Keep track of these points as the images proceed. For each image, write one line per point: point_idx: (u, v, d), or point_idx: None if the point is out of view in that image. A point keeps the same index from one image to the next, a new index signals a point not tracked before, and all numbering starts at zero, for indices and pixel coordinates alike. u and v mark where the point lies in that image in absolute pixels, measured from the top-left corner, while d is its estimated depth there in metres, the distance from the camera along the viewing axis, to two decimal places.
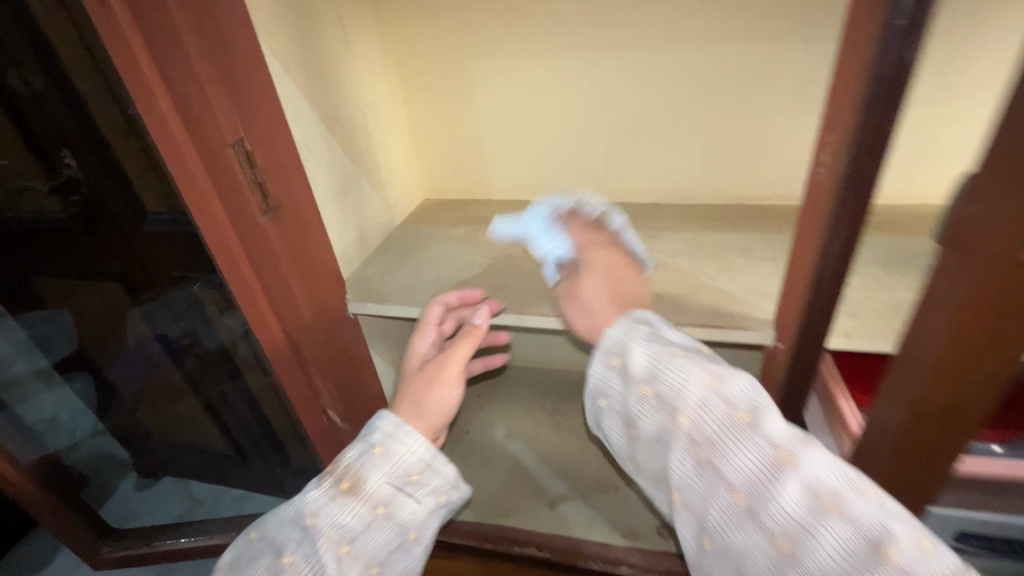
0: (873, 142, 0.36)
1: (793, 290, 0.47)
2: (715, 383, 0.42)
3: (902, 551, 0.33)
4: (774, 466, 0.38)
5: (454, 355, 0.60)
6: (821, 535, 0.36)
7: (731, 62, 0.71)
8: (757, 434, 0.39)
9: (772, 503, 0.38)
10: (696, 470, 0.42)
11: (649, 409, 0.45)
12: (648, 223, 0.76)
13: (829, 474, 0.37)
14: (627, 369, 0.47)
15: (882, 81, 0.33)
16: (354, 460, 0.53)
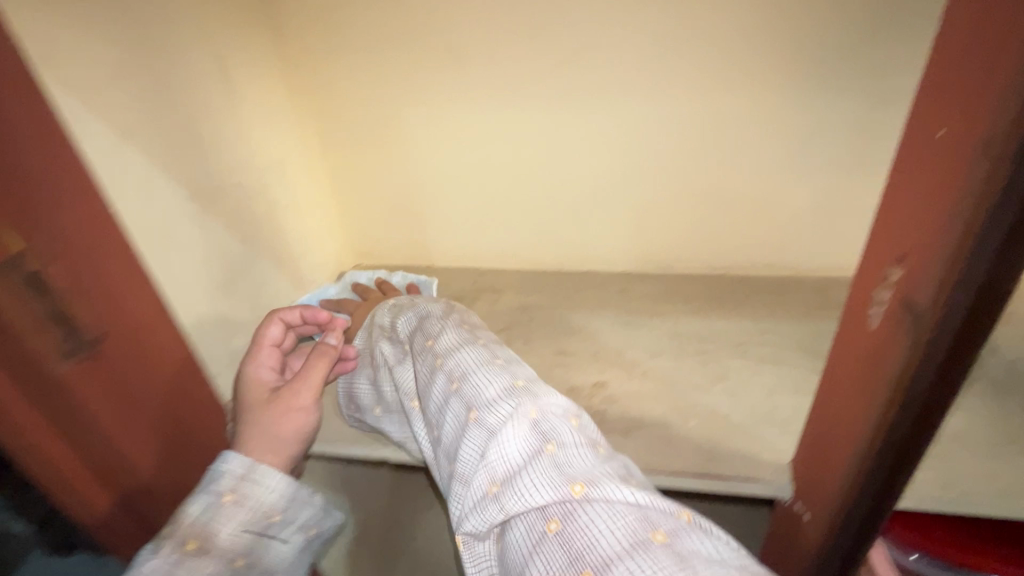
0: (984, 302, 0.23)
1: (830, 457, 0.34)
2: (427, 325, 0.45)
3: (484, 405, 0.34)
4: (447, 388, 0.38)
5: (310, 372, 0.45)
6: (450, 417, 0.36)
7: (716, 116, 0.58)
8: (425, 351, 0.42)
9: (429, 401, 0.39)
10: (400, 391, 0.44)
11: (386, 362, 0.47)
12: (621, 304, 0.63)
13: (457, 359, 0.39)
14: (373, 332, 0.51)
15: (1005, 221, 0.21)
16: (194, 517, 0.35)
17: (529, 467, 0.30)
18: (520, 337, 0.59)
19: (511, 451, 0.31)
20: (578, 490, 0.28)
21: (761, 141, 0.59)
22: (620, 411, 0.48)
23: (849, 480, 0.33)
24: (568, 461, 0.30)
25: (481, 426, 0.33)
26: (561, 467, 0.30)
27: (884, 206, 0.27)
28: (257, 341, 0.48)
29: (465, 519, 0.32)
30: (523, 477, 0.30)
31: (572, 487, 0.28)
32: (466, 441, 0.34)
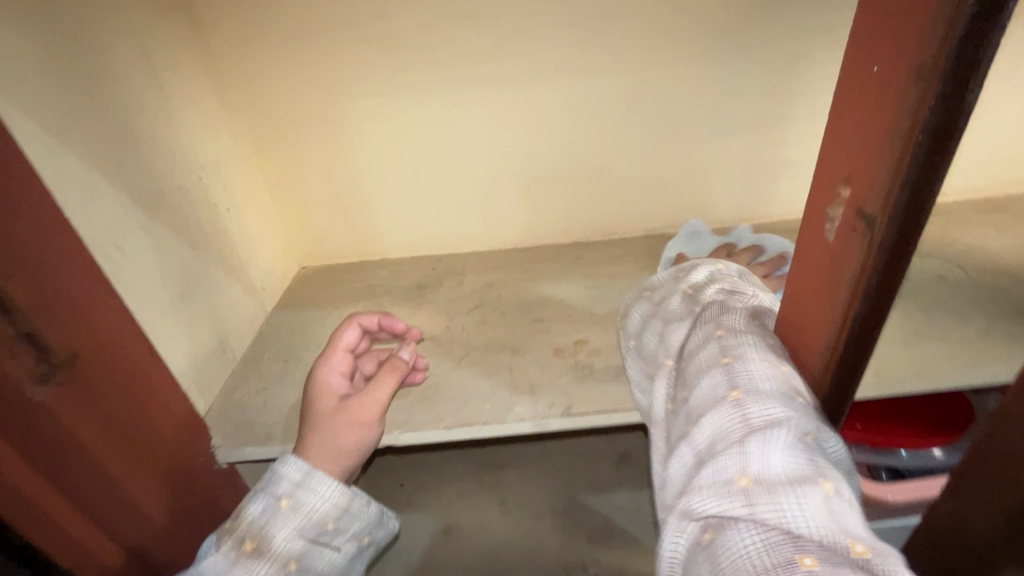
0: (914, 198, 0.29)
1: (799, 363, 0.40)
2: (730, 301, 0.42)
3: (753, 394, 0.33)
4: (719, 362, 0.36)
5: (383, 385, 0.48)
6: (708, 385, 0.35)
7: (646, 89, 0.64)
8: (711, 313, 0.41)
9: (691, 361, 0.38)
10: (659, 344, 0.43)
11: (675, 307, 0.44)
12: (580, 271, 0.67)
13: (739, 338, 0.37)
14: (665, 277, 0.50)
15: (932, 128, 0.26)
16: (258, 518, 0.41)
17: (796, 484, 0.28)
18: (494, 313, 0.61)
19: (775, 458, 0.30)
20: (858, 549, 0.25)
21: (686, 107, 0.65)
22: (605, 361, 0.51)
23: (819, 378, 0.38)
24: (842, 510, 0.27)
25: (746, 421, 0.32)
26: (835, 512, 0.27)
27: (829, 138, 0.33)
28: (335, 343, 0.50)
29: (687, 495, 0.31)
30: (786, 497, 0.28)
31: (852, 542, 0.25)
32: (725, 418, 0.33)
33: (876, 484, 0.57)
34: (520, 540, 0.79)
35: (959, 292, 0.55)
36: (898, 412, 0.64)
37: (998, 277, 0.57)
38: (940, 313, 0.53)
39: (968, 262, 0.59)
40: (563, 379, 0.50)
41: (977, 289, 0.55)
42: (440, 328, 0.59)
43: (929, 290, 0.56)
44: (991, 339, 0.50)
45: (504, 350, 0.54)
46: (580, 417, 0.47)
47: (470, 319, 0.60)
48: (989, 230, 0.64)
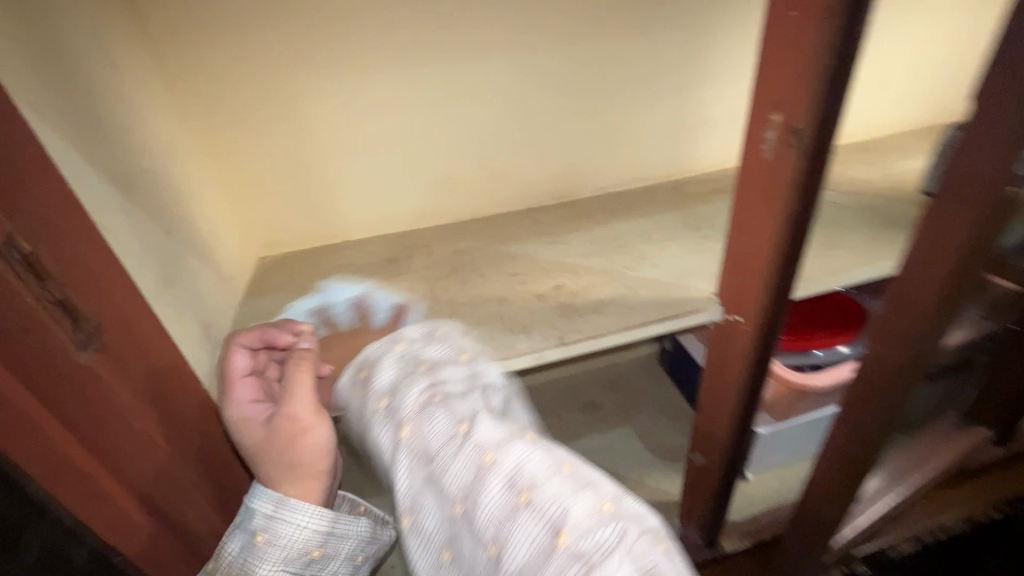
0: (830, 113, 0.38)
1: (750, 266, 0.48)
2: (457, 430, 0.34)
3: (580, 537, 0.29)
4: (512, 497, 0.31)
5: (296, 389, 0.42)
6: (525, 533, 0.30)
7: (583, 59, 0.70)
8: (466, 441, 0.33)
9: (478, 505, 0.31)
10: (418, 476, 0.34)
11: (411, 423, 0.35)
12: (541, 231, 0.73)
13: (508, 456, 0.32)
14: (370, 386, 0.39)
15: (840, 54, 0.35)
16: (234, 557, 0.40)
17: None
18: (472, 274, 0.65)
19: None
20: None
21: (619, 75, 0.72)
22: (584, 299, 0.58)
23: (769, 272, 0.47)
24: None
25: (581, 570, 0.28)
26: None
27: (755, 76, 0.40)
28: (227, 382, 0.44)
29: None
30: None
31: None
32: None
33: (804, 376, 0.69)
34: None
35: (850, 212, 0.68)
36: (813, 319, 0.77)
37: (876, 198, 0.71)
38: (841, 228, 0.65)
39: (852, 189, 0.73)
40: (551, 318, 0.56)
41: (862, 208, 0.69)
42: (425, 292, 0.62)
43: (829, 212, 0.68)
44: (879, 244, 0.62)
45: (490, 303, 0.59)
46: (573, 345, 0.53)
47: (451, 282, 0.63)
48: (864, 165, 0.79)
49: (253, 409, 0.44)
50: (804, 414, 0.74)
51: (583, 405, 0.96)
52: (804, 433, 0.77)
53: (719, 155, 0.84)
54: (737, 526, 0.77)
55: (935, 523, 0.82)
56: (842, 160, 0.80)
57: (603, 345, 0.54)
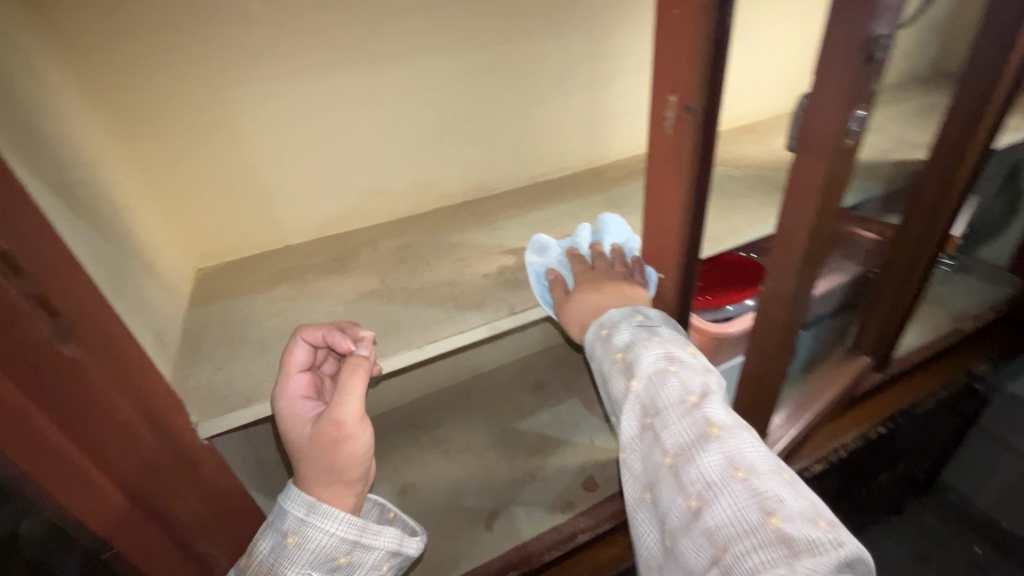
0: (715, 89, 0.46)
1: (665, 227, 0.56)
2: (691, 401, 0.47)
3: (787, 519, 0.38)
4: (709, 449, 0.43)
5: (347, 397, 0.48)
6: (729, 504, 0.40)
7: (502, 59, 0.76)
8: (698, 411, 0.46)
9: (694, 474, 0.43)
10: (652, 416, 0.47)
11: (639, 396, 0.49)
12: (479, 220, 0.78)
13: (724, 437, 0.44)
14: (610, 344, 0.52)
15: (717, 40, 0.43)
16: (267, 556, 0.48)
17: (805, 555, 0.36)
18: (419, 263, 0.68)
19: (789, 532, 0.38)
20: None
21: (536, 72, 0.79)
22: (525, 275, 0.64)
23: (680, 230, 0.54)
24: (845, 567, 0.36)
25: (784, 541, 0.37)
26: None
27: (654, 63, 0.48)
28: (284, 374, 0.49)
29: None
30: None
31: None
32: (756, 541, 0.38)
33: (720, 326, 0.79)
34: (471, 475, 0.89)
35: (742, 183, 0.79)
36: (721, 280, 0.88)
37: (761, 170, 0.83)
38: (735, 197, 0.76)
39: (742, 165, 0.85)
40: (498, 293, 0.61)
41: (751, 179, 0.80)
42: (377, 284, 0.65)
43: (725, 185, 0.79)
44: (766, 206, 0.73)
45: (441, 286, 0.63)
46: (521, 314, 0.59)
47: (400, 272, 0.67)
48: (749, 144, 0.91)
49: (303, 403, 0.50)
50: (723, 363, 0.84)
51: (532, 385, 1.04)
52: (724, 381, 0.87)
53: (631, 142, 0.93)
54: None
55: (837, 443, 0.96)
56: (732, 141, 0.93)
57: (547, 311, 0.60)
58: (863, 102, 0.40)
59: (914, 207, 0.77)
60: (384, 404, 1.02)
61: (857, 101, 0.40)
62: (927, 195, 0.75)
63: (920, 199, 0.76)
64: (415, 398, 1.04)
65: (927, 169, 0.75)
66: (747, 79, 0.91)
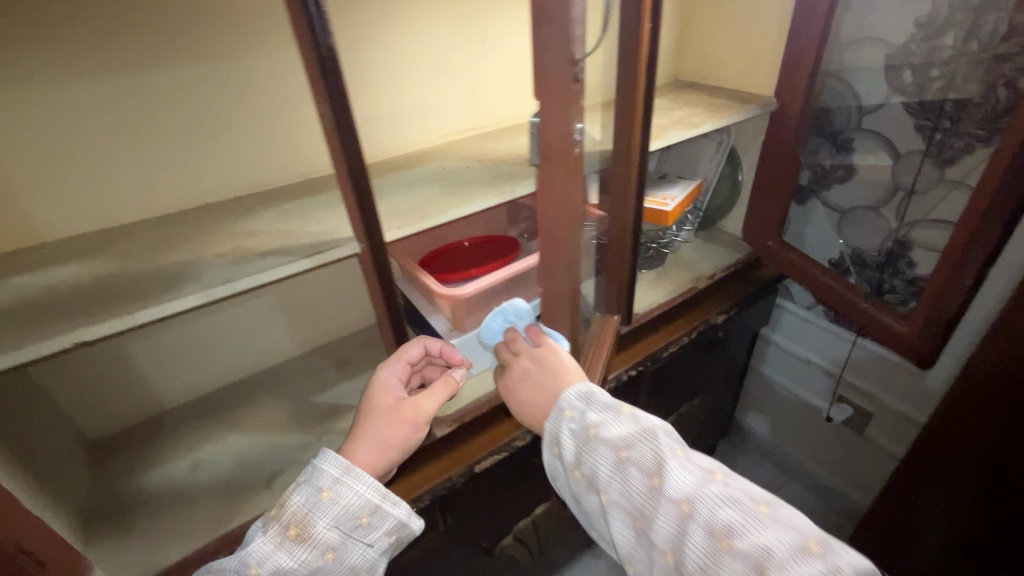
0: (339, 90, 0.60)
1: (346, 198, 0.69)
2: (687, 506, 0.64)
3: None
4: (717, 543, 0.61)
5: (427, 397, 0.89)
6: (707, 549, 0.61)
7: (249, 69, 0.88)
8: (658, 490, 0.68)
9: (679, 542, 0.64)
10: (666, 528, 0.65)
11: (648, 499, 0.68)
12: (236, 210, 0.88)
13: (732, 528, 0.61)
14: (614, 453, 0.74)
15: (329, 55, 0.57)
16: (302, 506, 0.77)
17: None
18: (163, 249, 0.77)
19: None
20: None
21: (289, 82, 0.93)
22: (254, 251, 0.75)
23: (355, 201, 0.68)
24: None
25: None
26: None
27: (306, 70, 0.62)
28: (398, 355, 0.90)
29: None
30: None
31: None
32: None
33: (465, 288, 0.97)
34: (262, 448, 0.98)
35: (471, 172, 0.98)
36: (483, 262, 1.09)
37: (494, 161, 1.02)
38: (461, 182, 0.94)
39: (481, 158, 1.04)
40: (224, 269, 0.72)
41: (481, 169, 0.99)
42: (119, 267, 0.74)
43: (458, 174, 0.97)
44: (481, 188, 0.92)
45: (174, 265, 0.73)
46: (236, 282, 0.69)
47: (144, 256, 0.76)
48: (496, 142, 1.12)
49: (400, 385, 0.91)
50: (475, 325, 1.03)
51: (335, 362, 1.16)
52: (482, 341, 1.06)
53: (394, 141, 1.09)
54: (447, 419, 1.02)
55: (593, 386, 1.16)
56: (483, 141, 1.13)
57: (264, 278, 0.70)
58: (577, 114, 0.64)
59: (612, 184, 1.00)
60: (185, 394, 1.08)
61: (573, 107, 0.63)
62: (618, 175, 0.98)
63: (615, 180, 0.99)
64: (222, 386, 1.11)
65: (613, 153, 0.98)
66: (484, 88, 1.15)
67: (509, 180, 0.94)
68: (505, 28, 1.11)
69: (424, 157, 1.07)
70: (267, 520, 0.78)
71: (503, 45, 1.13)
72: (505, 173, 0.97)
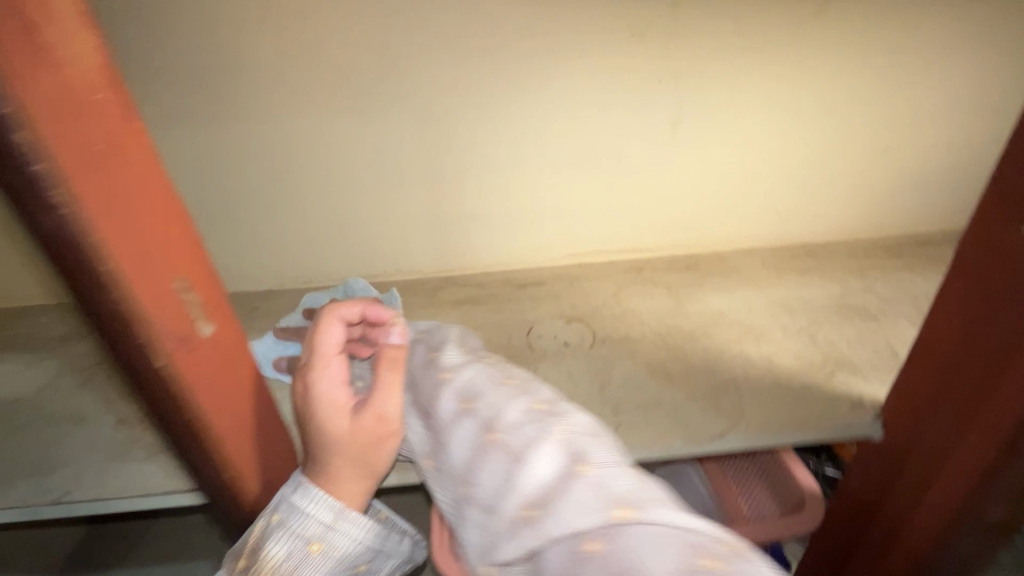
0: (100, 315, 0.27)
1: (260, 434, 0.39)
2: (463, 399, 0.44)
3: (592, 465, 0.36)
4: (482, 439, 0.41)
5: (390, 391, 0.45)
6: (467, 438, 0.42)
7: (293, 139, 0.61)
8: (430, 370, 0.49)
9: (439, 417, 0.44)
10: (431, 410, 0.46)
11: (424, 382, 0.48)
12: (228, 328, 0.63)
13: (496, 409, 0.42)
14: (407, 338, 0.56)
15: (63, 259, 0.25)
16: (285, 560, 0.42)
17: (569, 490, 0.34)
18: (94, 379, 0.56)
19: (574, 502, 0.34)
20: (622, 514, 0.32)
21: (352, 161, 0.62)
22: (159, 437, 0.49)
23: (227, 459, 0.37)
24: (626, 492, 0.34)
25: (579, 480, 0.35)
26: (601, 492, 0.34)
27: (197, 239, 0.31)
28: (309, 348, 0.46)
29: (497, 542, 0.36)
30: (560, 504, 0.34)
31: (612, 509, 0.33)
32: (491, 461, 0.39)
33: None
34: None
35: (566, 362, 0.55)
36: None
37: (621, 346, 0.57)
38: None
39: (605, 329, 0.59)
40: (95, 462, 0.46)
41: (587, 359, 0.55)
42: (32, 393, 0.54)
43: (543, 359, 0.55)
44: None
45: (65, 424, 0.50)
46: (75, 504, 0.44)
47: (67, 384, 0.55)
48: (651, 292, 0.66)
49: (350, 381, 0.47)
50: None
51: None
52: None
53: (497, 253, 0.71)
54: None
55: None
56: (633, 282, 0.68)
57: (119, 503, 0.44)
58: None
59: (880, 505, 0.47)
60: None
61: None
62: (923, 512, 0.43)
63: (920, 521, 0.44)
64: None
65: (899, 432, 0.44)
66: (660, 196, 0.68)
67: (621, 421, 0.47)
68: (733, 104, 0.62)
69: (525, 291, 0.68)
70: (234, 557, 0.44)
71: (720, 130, 0.64)
72: (625, 390, 0.51)
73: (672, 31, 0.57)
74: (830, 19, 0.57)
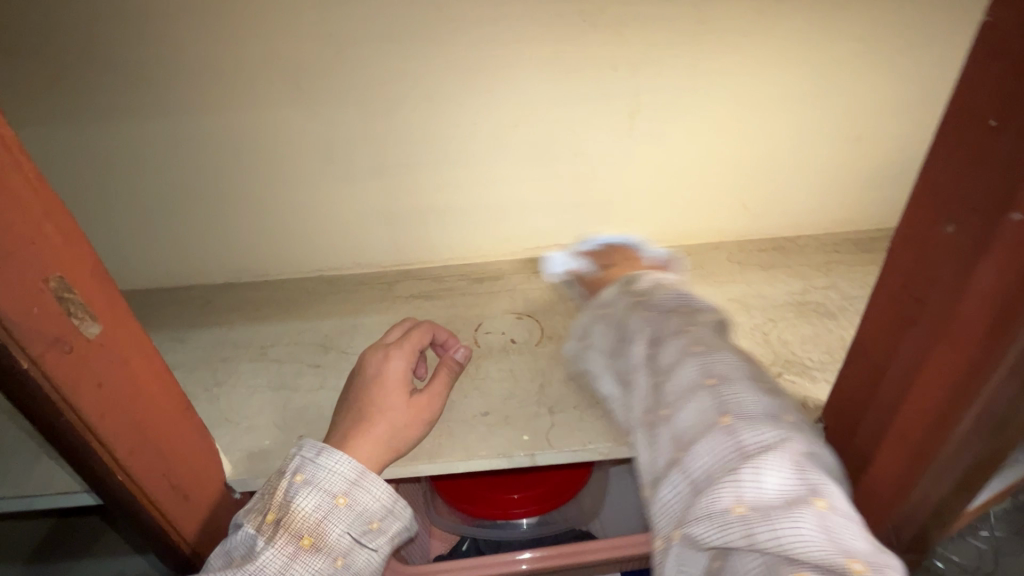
0: None
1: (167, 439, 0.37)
2: (705, 374, 0.41)
3: (832, 506, 0.34)
4: (711, 423, 0.39)
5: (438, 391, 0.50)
6: (697, 409, 0.40)
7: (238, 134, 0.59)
8: (682, 324, 0.46)
9: (668, 382, 0.43)
10: (659, 371, 0.44)
11: (656, 340, 0.46)
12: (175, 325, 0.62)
13: (734, 393, 0.40)
14: (634, 286, 0.52)
15: None
16: (313, 511, 0.41)
17: (801, 517, 0.33)
18: None
19: (804, 534, 0.33)
20: (855, 567, 0.32)
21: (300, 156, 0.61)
22: None
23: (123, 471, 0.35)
24: (844, 539, 0.33)
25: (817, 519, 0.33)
26: (836, 535, 0.33)
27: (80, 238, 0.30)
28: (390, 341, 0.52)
29: (691, 522, 0.37)
30: (789, 525, 0.33)
31: (851, 562, 0.32)
32: (716, 445, 0.38)
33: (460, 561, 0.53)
34: None
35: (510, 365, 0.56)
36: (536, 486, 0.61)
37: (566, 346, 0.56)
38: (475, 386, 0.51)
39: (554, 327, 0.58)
40: (19, 465, 0.46)
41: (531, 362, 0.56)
42: None
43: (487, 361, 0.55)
44: None
45: None
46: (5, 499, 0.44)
47: None
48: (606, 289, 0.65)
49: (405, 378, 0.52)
50: None
51: None
52: None
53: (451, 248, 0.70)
54: None
55: None
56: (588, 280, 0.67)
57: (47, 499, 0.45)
58: None
59: None
60: None
61: None
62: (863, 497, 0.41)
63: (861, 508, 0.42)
64: None
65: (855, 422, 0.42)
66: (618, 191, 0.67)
67: None
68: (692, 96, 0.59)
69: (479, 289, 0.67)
70: (254, 520, 0.41)
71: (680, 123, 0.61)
72: None
73: (627, 17, 0.54)
74: (793, 4, 0.54)
